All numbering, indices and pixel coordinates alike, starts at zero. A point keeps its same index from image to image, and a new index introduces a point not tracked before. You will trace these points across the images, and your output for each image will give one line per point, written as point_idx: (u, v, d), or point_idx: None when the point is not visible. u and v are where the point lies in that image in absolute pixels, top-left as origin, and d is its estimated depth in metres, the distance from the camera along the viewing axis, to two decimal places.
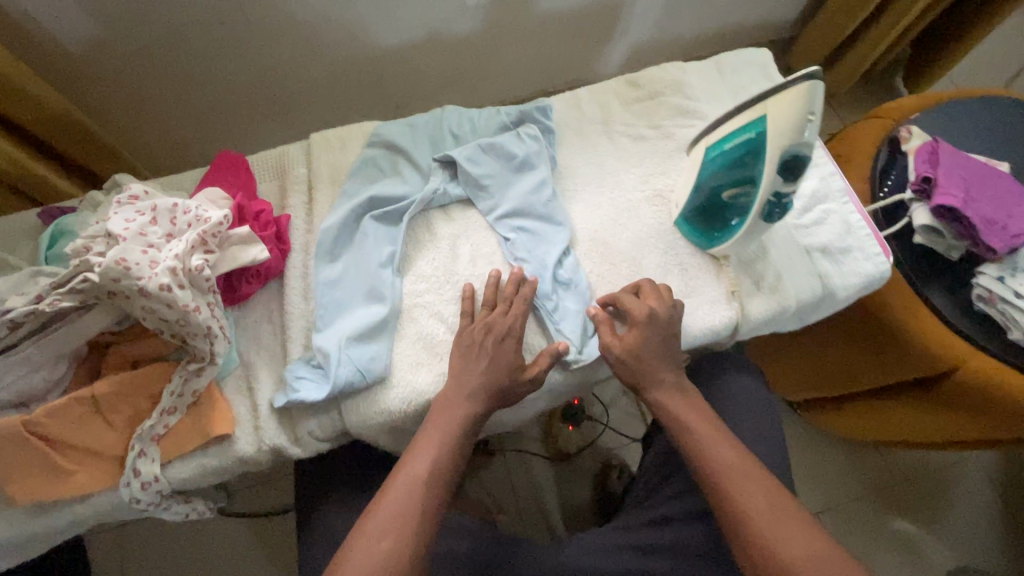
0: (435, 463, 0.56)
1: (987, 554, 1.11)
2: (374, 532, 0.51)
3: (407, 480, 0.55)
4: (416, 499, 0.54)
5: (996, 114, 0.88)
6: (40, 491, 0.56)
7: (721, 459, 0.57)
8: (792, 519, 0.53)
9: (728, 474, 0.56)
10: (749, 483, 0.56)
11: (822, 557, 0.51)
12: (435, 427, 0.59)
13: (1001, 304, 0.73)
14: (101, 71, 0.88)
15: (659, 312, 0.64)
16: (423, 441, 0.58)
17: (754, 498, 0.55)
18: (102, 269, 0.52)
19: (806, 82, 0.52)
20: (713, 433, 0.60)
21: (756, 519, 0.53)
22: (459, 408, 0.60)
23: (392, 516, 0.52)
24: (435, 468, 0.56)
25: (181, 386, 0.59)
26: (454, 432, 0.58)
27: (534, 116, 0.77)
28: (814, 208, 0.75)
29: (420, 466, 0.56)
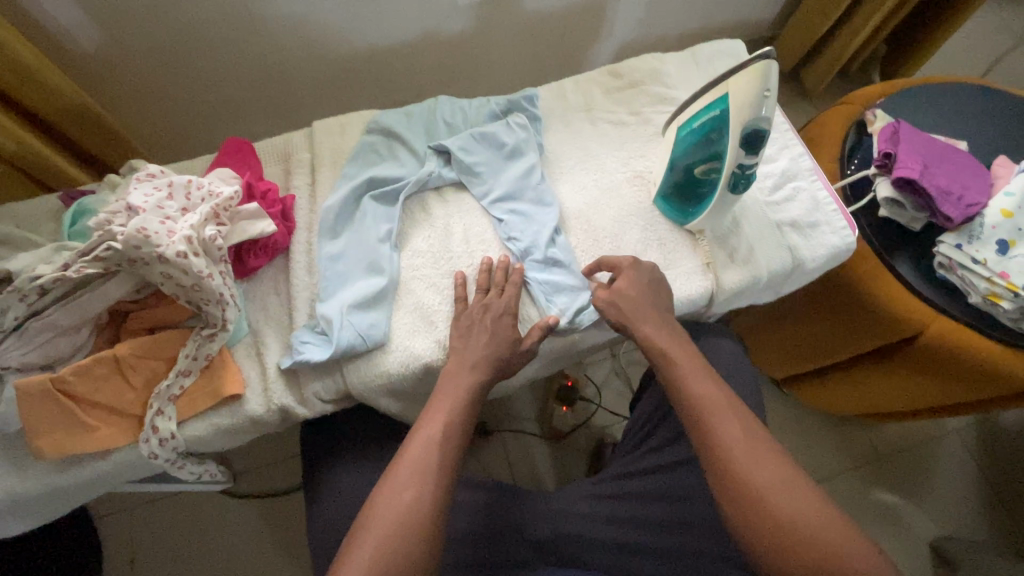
0: (449, 421, 0.59)
1: (966, 524, 1.16)
2: (399, 482, 0.54)
3: (427, 434, 0.57)
4: (436, 452, 0.56)
5: (956, 99, 0.94)
6: (66, 445, 0.60)
7: (700, 392, 0.61)
8: (761, 447, 0.56)
9: (707, 403, 0.60)
10: (727, 413, 0.59)
11: (786, 482, 0.54)
12: (448, 390, 0.62)
13: (960, 270, 0.78)
14: (115, 67, 0.93)
15: (643, 261, 0.72)
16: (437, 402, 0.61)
17: (730, 425, 0.58)
18: (125, 237, 0.56)
19: (761, 62, 0.58)
20: (696, 369, 0.63)
21: (730, 442, 0.56)
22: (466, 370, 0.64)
23: (414, 466, 0.54)
24: (451, 423, 0.59)
25: (195, 350, 0.64)
26: (466, 393, 0.62)
27: (521, 105, 0.83)
28: (784, 186, 0.81)
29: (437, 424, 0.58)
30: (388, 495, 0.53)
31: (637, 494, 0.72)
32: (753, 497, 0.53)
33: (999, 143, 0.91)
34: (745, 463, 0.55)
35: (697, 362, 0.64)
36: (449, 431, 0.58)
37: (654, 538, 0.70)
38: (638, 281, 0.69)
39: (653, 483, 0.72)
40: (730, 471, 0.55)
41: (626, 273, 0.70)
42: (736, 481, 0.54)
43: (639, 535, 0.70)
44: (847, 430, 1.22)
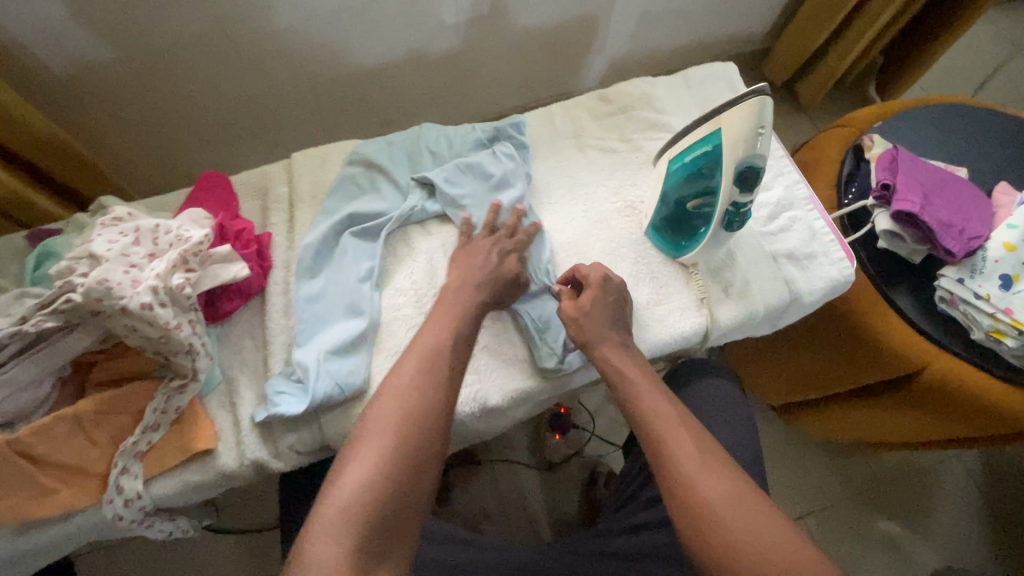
0: (413, 393, 0.53)
1: (969, 553, 1.13)
2: (354, 464, 0.49)
3: (385, 410, 0.52)
4: (396, 431, 0.51)
5: (955, 121, 0.92)
6: (24, 509, 0.57)
7: (655, 408, 0.57)
8: (715, 462, 0.53)
9: (657, 420, 0.56)
10: (678, 428, 0.55)
11: (735, 497, 0.50)
12: (410, 357, 0.56)
13: (962, 304, 0.75)
14: (88, 94, 0.90)
15: (612, 276, 0.69)
16: (397, 374, 0.55)
17: (679, 437, 0.55)
18: (86, 289, 0.54)
19: (756, 97, 0.56)
20: (647, 382, 0.60)
21: (680, 456, 0.53)
22: (429, 339, 0.58)
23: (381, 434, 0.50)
24: (414, 396, 0.53)
25: (164, 403, 0.61)
26: (430, 364, 0.56)
27: (508, 133, 0.80)
28: (780, 216, 0.78)
29: (398, 398, 0.53)
30: (342, 479, 0.48)
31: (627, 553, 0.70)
32: (701, 510, 0.50)
33: (999, 167, 0.88)
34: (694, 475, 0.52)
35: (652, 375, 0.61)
36: (412, 406, 0.52)
37: None
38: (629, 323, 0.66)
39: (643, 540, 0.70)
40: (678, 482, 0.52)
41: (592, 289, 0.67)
42: (684, 495, 0.51)
43: None
44: (846, 455, 1.19)
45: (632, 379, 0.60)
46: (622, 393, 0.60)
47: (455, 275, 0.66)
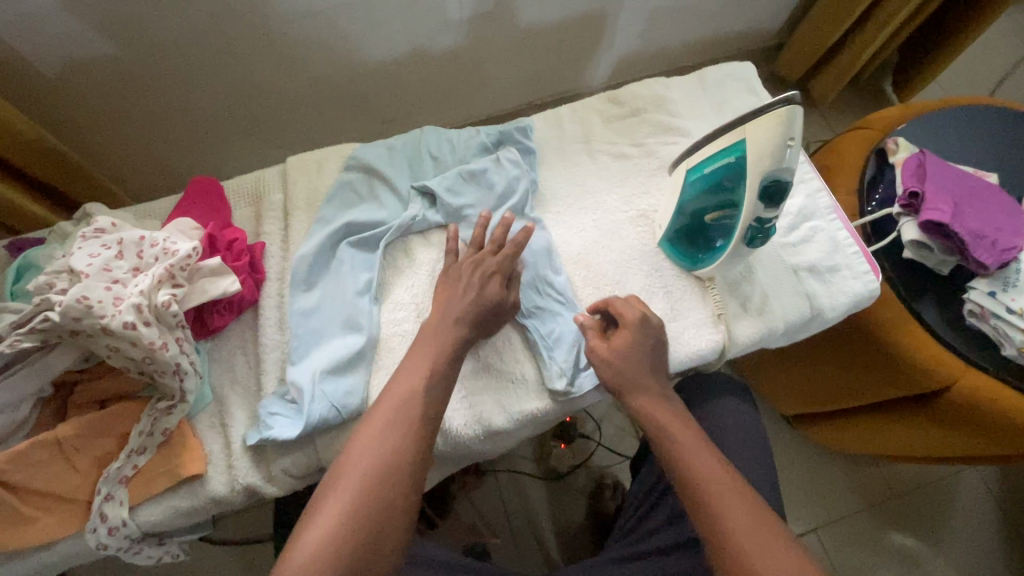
0: (387, 445, 0.50)
1: (988, 570, 1.09)
2: (320, 518, 0.47)
3: (354, 465, 0.49)
4: (366, 485, 0.48)
5: (983, 123, 0.87)
6: (1, 539, 0.54)
7: (707, 473, 0.53)
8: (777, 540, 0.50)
9: (710, 487, 0.52)
10: (734, 499, 0.52)
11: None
12: (387, 403, 0.53)
13: (993, 319, 0.72)
14: (75, 94, 0.86)
15: (652, 317, 0.64)
16: (373, 423, 0.52)
17: (738, 509, 0.51)
18: (63, 308, 0.50)
19: (786, 107, 0.52)
20: (697, 442, 0.56)
21: (741, 535, 0.50)
22: (408, 381, 0.55)
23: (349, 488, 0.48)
24: (388, 446, 0.50)
25: (150, 426, 0.57)
26: (407, 411, 0.52)
27: (513, 137, 0.76)
28: (800, 226, 0.74)
29: (372, 450, 0.50)
30: (306, 538, 0.45)
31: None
32: None
33: None
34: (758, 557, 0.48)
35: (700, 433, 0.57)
36: (386, 459, 0.49)
37: None
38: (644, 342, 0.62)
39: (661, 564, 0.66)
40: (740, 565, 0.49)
41: (628, 328, 0.62)
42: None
43: None
44: (861, 467, 1.15)
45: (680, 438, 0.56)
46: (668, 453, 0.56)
47: (458, 290, 0.62)
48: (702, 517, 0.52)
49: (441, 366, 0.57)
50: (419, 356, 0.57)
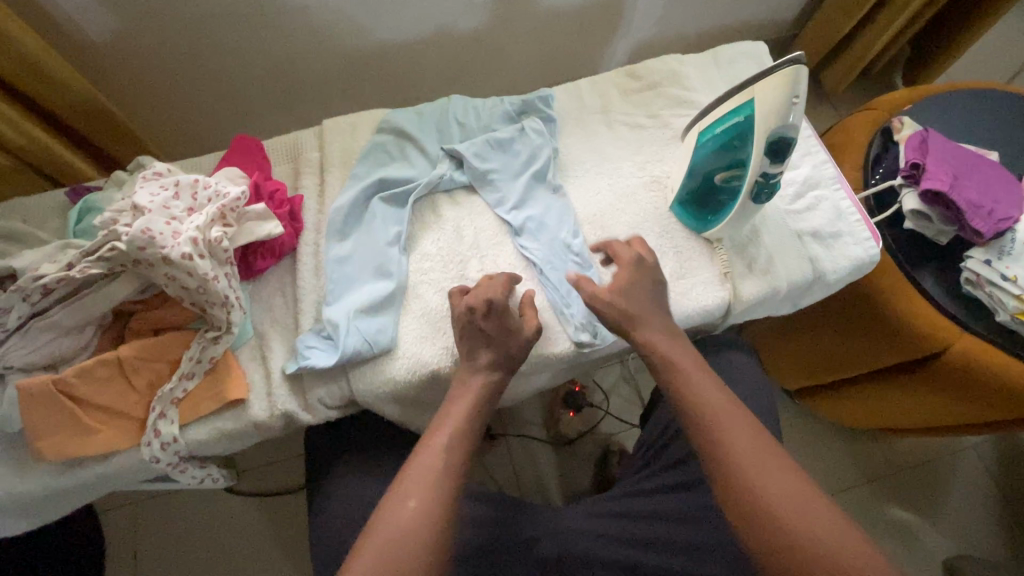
0: (426, 499, 0.51)
1: (983, 543, 1.12)
2: (396, 504, 0.51)
3: (426, 457, 0.54)
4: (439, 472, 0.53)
5: (986, 106, 0.91)
6: (68, 447, 0.60)
7: (721, 420, 0.56)
8: (794, 475, 0.52)
9: (729, 433, 0.55)
10: (756, 443, 0.54)
11: (825, 516, 0.49)
12: (426, 459, 0.54)
13: (988, 287, 0.75)
14: (124, 61, 0.92)
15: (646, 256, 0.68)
16: (412, 478, 0.52)
17: (746, 438, 0.54)
18: (129, 238, 0.55)
19: (790, 67, 0.56)
20: (709, 386, 0.58)
21: (745, 462, 0.53)
22: (444, 436, 0.56)
23: (422, 476, 0.52)
24: (428, 502, 0.51)
25: (199, 353, 0.63)
26: (446, 467, 0.53)
27: (536, 106, 0.81)
28: (806, 195, 0.78)
29: (417, 496, 0.51)
30: (387, 522, 0.49)
31: (654, 513, 0.71)
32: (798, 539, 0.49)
33: None
34: (753, 462, 0.52)
35: (710, 374, 0.60)
36: (427, 516, 0.50)
37: (656, 558, 0.68)
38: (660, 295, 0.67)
39: (670, 501, 0.72)
40: (764, 502, 0.51)
41: (625, 267, 0.67)
42: (757, 502, 0.51)
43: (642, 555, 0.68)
44: (861, 442, 1.19)
45: (692, 379, 0.59)
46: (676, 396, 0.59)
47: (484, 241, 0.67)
48: (712, 454, 0.54)
49: (473, 419, 0.58)
50: (454, 412, 0.58)
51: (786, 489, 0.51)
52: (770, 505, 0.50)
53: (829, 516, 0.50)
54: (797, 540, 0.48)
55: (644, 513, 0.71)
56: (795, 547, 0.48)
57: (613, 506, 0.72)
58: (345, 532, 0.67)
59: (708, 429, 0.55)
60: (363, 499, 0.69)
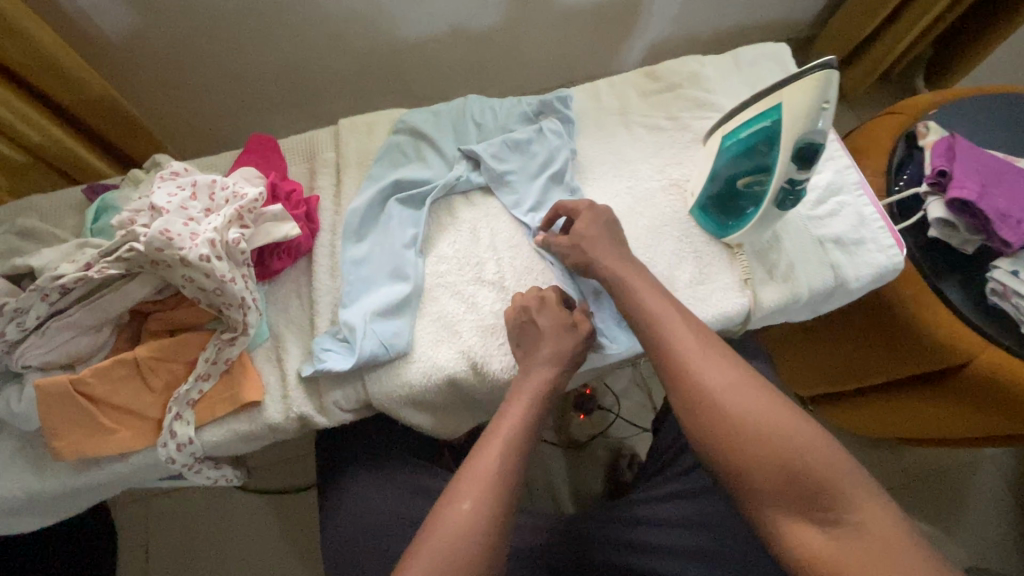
0: (479, 503, 0.50)
1: (1000, 555, 1.11)
2: (451, 508, 0.50)
3: (482, 461, 0.53)
4: (494, 477, 0.52)
5: (1012, 110, 0.89)
6: (84, 447, 0.60)
7: (706, 372, 0.56)
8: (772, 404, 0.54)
9: (712, 384, 0.55)
10: (741, 390, 0.55)
11: (804, 441, 0.51)
12: (482, 460, 0.54)
13: (1015, 298, 0.74)
14: (140, 58, 0.92)
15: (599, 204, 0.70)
16: (467, 479, 0.52)
17: (752, 401, 0.54)
18: (147, 239, 0.55)
19: (821, 71, 0.54)
20: (712, 361, 0.57)
21: (756, 428, 0.52)
22: (500, 438, 0.55)
23: (477, 481, 0.52)
24: (482, 504, 0.50)
25: (215, 354, 0.62)
26: (502, 471, 0.53)
27: (554, 107, 0.80)
28: (829, 200, 0.76)
29: (471, 500, 0.50)
30: (442, 527, 0.49)
31: (664, 520, 0.70)
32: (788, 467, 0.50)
33: None
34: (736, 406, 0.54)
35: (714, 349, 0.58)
36: (481, 519, 0.49)
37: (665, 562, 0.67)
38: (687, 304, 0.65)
39: (682, 508, 0.70)
40: (752, 442, 0.52)
41: (585, 215, 0.69)
42: (774, 461, 0.51)
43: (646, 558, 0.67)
44: (877, 450, 1.17)
45: (689, 360, 0.57)
46: (678, 376, 0.57)
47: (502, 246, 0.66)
48: (699, 404, 0.55)
49: (529, 424, 0.57)
50: (509, 415, 0.58)
51: (800, 443, 0.51)
52: (787, 459, 0.50)
53: (810, 435, 0.51)
54: (824, 487, 0.49)
55: (654, 520, 0.70)
56: (823, 495, 0.49)
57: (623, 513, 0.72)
58: (356, 536, 0.67)
59: (712, 407, 0.54)
60: (375, 502, 0.69)
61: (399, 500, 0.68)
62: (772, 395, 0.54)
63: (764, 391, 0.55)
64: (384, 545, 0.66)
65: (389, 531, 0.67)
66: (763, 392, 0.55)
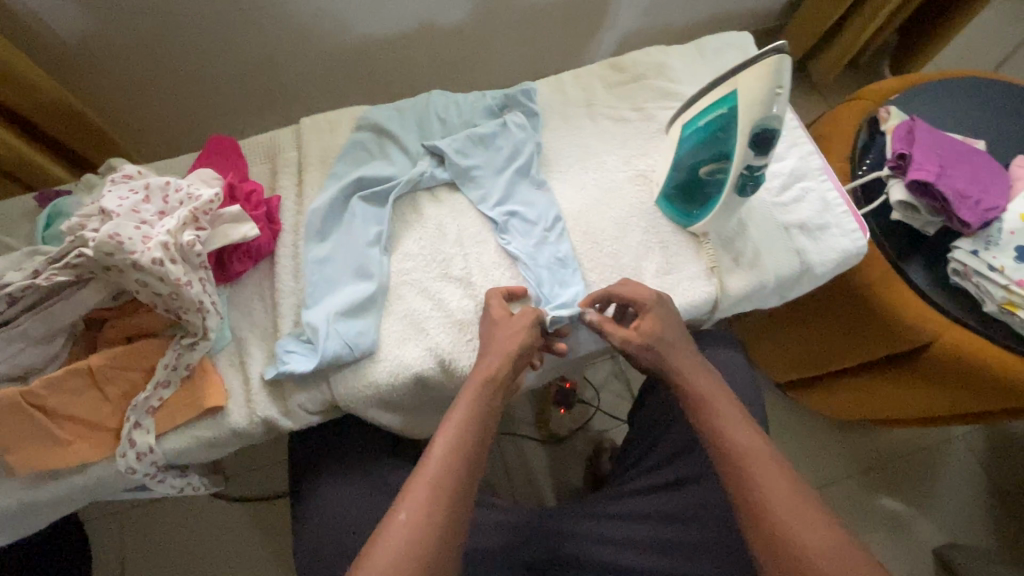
0: (419, 515, 0.49)
1: (975, 532, 1.13)
2: (399, 520, 0.49)
3: (429, 471, 0.52)
4: (437, 490, 0.51)
5: (972, 94, 0.90)
6: (39, 461, 0.58)
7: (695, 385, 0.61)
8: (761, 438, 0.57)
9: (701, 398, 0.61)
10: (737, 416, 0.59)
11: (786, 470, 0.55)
12: (426, 473, 0.52)
13: (976, 276, 0.75)
14: (97, 61, 0.89)
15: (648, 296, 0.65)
16: (410, 492, 0.51)
17: (770, 470, 0.54)
18: (96, 243, 0.53)
19: (773, 57, 0.55)
20: (734, 415, 0.59)
21: (776, 497, 0.52)
22: (440, 450, 0.53)
23: (424, 492, 0.51)
24: (420, 518, 0.49)
25: (175, 360, 0.61)
26: (444, 483, 0.51)
27: (518, 101, 0.80)
28: (792, 186, 0.77)
29: (415, 513, 0.49)
30: (385, 540, 0.48)
31: (639, 513, 0.70)
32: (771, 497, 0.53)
33: (1018, 140, 0.87)
34: (735, 426, 0.58)
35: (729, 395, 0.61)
36: (417, 534, 0.48)
37: (643, 556, 0.67)
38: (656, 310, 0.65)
39: (658, 501, 0.70)
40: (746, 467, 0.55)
41: (650, 314, 0.64)
42: (776, 531, 0.51)
43: (627, 552, 0.68)
44: (851, 434, 1.18)
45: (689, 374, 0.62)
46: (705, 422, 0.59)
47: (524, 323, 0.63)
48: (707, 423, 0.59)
49: (473, 434, 0.55)
50: (454, 421, 0.56)
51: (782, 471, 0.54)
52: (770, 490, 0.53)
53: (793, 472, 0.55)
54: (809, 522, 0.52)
55: (630, 514, 0.70)
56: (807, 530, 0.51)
57: (598, 508, 0.72)
58: (328, 541, 0.66)
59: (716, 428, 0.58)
60: (347, 504, 0.67)
61: (371, 504, 0.67)
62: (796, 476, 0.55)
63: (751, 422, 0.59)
64: (358, 550, 0.65)
65: (360, 535, 0.65)
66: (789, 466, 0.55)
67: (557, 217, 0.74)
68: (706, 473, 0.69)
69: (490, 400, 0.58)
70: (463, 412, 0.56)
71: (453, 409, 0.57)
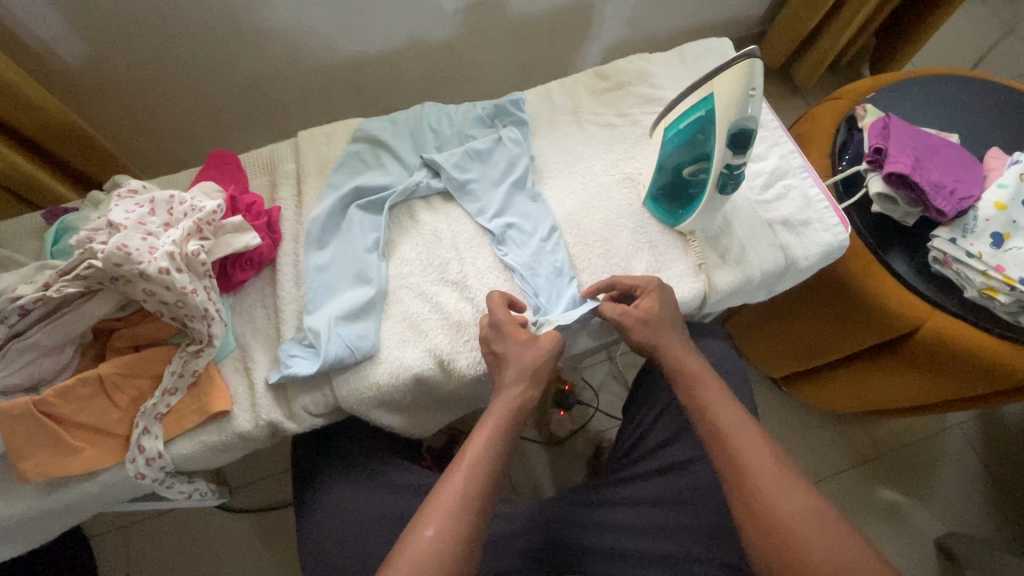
0: (444, 529, 0.51)
1: (974, 520, 1.14)
2: (426, 532, 0.51)
3: (455, 483, 0.54)
4: (463, 502, 0.53)
5: (945, 91, 0.93)
6: (50, 469, 0.59)
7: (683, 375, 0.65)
8: (756, 442, 0.58)
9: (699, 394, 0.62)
10: (746, 429, 0.59)
11: (781, 472, 0.56)
12: (450, 487, 0.54)
13: (955, 264, 0.78)
14: (101, 83, 0.92)
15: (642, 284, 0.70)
16: (434, 506, 0.53)
17: (768, 472, 0.56)
18: (105, 255, 0.54)
19: (747, 60, 0.58)
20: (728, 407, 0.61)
21: (776, 504, 0.54)
22: (469, 466, 0.56)
23: (450, 505, 0.53)
24: (446, 529, 0.51)
25: (181, 367, 0.63)
26: (471, 495, 0.54)
27: (508, 111, 0.83)
28: (776, 184, 0.80)
29: (439, 525, 0.51)
30: (412, 552, 0.50)
31: (633, 499, 0.72)
32: (764, 505, 0.54)
33: (990, 134, 0.90)
34: (735, 432, 0.59)
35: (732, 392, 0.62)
36: (446, 546, 0.51)
37: (637, 543, 0.69)
38: (654, 296, 0.69)
39: (653, 486, 0.72)
40: (742, 473, 0.56)
41: (650, 294, 0.69)
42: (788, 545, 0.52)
43: (622, 538, 0.69)
44: (846, 427, 1.20)
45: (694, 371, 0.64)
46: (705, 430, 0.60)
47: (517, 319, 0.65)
48: (712, 426, 0.60)
49: (496, 446, 0.58)
50: (484, 435, 0.58)
51: (778, 473, 0.55)
52: (761, 499, 0.54)
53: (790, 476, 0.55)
54: (806, 527, 0.52)
55: (623, 500, 0.72)
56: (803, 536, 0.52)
57: (594, 495, 0.73)
58: (334, 538, 0.67)
59: (718, 432, 0.59)
60: (352, 503, 0.69)
61: (375, 498, 0.69)
62: (794, 479, 0.55)
63: (746, 425, 0.59)
64: (363, 544, 0.67)
65: (366, 528, 0.67)
66: (786, 467, 0.56)
67: (552, 222, 0.76)
68: (699, 456, 0.71)
69: (513, 410, 0.61)
70: (488, 427, 0.59)
71: (482, 423, 0.60)
